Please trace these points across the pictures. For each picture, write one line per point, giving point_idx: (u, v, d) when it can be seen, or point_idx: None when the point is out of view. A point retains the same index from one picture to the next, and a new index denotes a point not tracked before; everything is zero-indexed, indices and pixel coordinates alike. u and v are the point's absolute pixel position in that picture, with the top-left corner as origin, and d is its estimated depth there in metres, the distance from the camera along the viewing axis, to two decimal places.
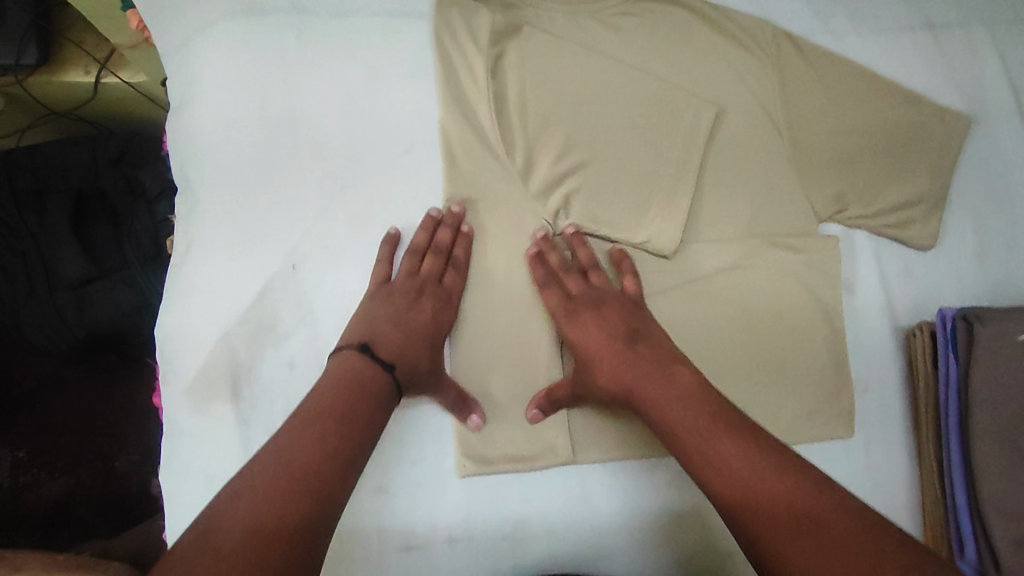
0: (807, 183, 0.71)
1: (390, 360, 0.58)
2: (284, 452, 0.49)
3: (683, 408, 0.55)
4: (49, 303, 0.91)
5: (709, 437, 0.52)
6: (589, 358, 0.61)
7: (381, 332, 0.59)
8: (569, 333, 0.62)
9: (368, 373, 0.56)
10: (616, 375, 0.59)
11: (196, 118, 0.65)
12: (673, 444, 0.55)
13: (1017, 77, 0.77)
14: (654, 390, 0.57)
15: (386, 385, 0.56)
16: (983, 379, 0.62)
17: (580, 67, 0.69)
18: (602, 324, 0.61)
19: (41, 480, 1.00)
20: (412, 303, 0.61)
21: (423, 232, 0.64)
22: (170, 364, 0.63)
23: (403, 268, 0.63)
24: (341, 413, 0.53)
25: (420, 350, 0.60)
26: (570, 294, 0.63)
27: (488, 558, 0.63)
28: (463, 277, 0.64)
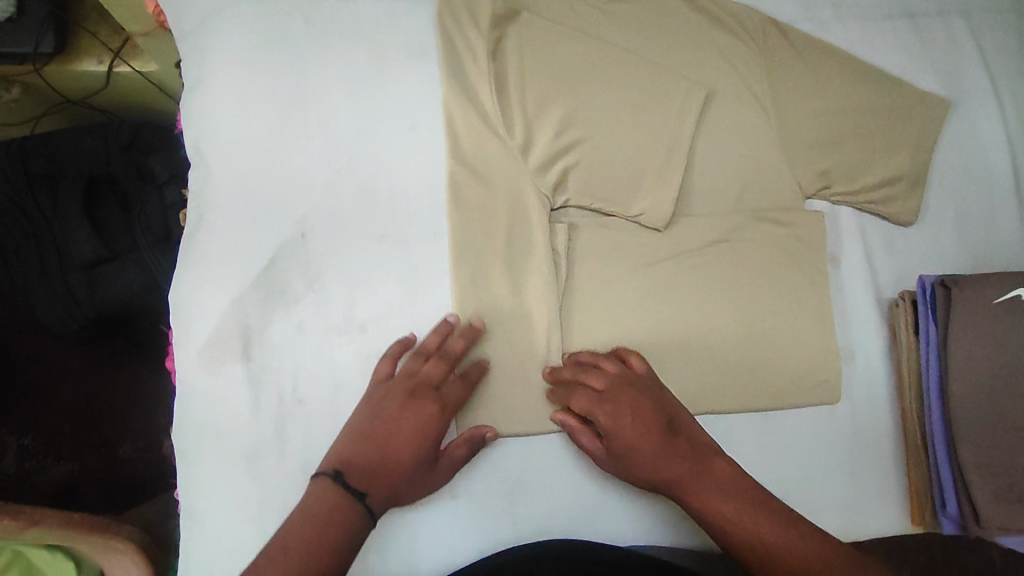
0: (793, 161, 0.75)
1: (365, 485, 0.59)
2: None
3: (731, 499, 0.59)
4: (61, 284, 0.94)
5: (756, 523, 0.58)
6: (626, 452, 0.62)
7: (361, 448, 0.61)
8: (609, 429, 0.62)
9: (340, 500, 0.57)
10: (656, 472, 0.61)
11: (210, 95, 0.69)
12: (714, 531, 0.59)
13: (993, 62, 0.81)
14: (697, 481, 0.61)
15: (356, 510, 0.57)
16: (961, 342, 0.65)
17: (576, 48, 0.72)
18: (631, 426, 0.62)
19: (47, 465, 1.02)
20: (400, 413, 0.62)
21: (434, 335, 0.65)
22: (183, 329, 0.65)
23: (403, 368, 0.64)
24: (322, 517, 0.56)
25: (398, 469, 0.61)
26: (601, 397, 0.63)
27: (488, 513, 0.66)
28: (463, 391, 0.64)
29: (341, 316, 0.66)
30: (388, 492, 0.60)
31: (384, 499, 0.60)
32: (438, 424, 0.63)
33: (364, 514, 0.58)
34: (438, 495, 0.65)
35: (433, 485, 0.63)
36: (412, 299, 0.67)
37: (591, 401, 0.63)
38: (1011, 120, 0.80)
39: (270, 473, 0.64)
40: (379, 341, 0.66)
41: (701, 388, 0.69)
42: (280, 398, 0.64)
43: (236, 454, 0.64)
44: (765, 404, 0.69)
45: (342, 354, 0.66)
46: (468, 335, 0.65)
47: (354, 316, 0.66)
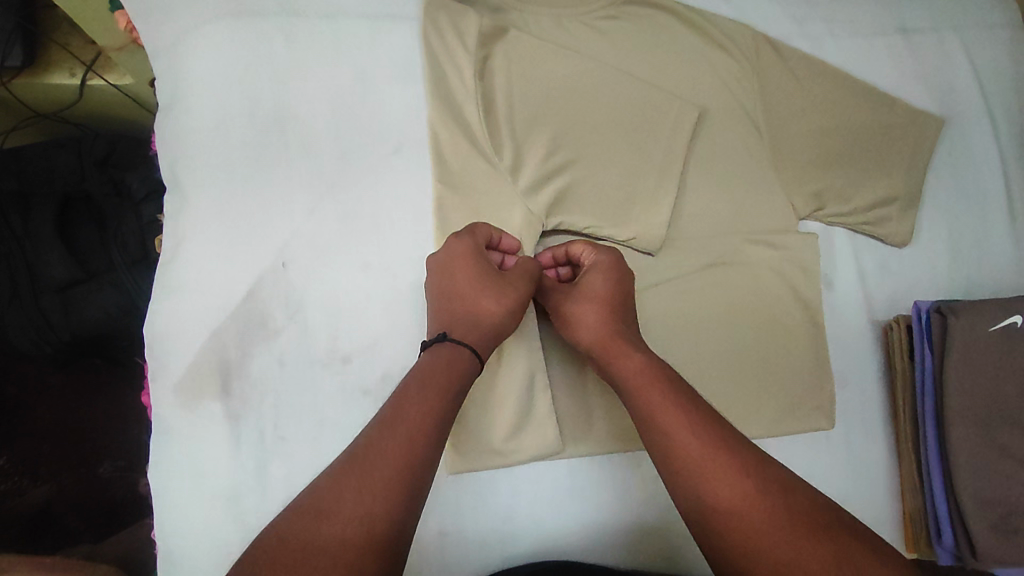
0: (786, 183, 0.73)
1: (447, 330, 0.58)
2: (369, 449, 0.47)
3: (649, 379, 0.54)
4: (34, 307, 0.90)
5: (672, 401, 0.52)
6: (586, 294, 0.61)
7: (433, 317, 0.60)
8: (593, 267, 0.62)
9: (430, 351, 0.56)
10: (601, 327, 0.59)
11: (185, 117, 0.65)
12: (627, 392, 0.55)
13: (985, 79, 0.80)
14: (623, 353, 0.57)
15: (444, 347, 0.56)
16: (957, 369, 0.64)
17: (564, 67, 0.70)
18: (611, 278, 0.61)
19: (22, 487, 0.98)
20: (446, 267, 0.60)
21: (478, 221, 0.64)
22: (157, 361, 0.62)
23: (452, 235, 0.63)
24: (412, 387, 0.52)
25: (471, 303, 0.59)
26: (597, 244, 0.64)
27: (478, 552, 0.64)
28: (489, 229, 0.63)
29: (323, 348, 0.64)
30: (474, 328, 0.58)
31: (474, 335, 0.58)
32: (479, 250, 0.61)
33: (459, 350, 0.56)
34: (426, 535, 0.63)
35: (516, 294, 0.60)
36: (399, 328, 0.65)
37: (588, 247, 0.64)
38: (1003, 137, 0.79)
39: (252, 514, 0.61)
40: (364, 373, 0.64)
41: None
42: (262, 435, 0.62)
43: (217, 494, 0.61)
44: (758, 433, 0.68)
45: (324, 387, 0.63)
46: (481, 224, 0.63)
47: (338, 348, 0.64)
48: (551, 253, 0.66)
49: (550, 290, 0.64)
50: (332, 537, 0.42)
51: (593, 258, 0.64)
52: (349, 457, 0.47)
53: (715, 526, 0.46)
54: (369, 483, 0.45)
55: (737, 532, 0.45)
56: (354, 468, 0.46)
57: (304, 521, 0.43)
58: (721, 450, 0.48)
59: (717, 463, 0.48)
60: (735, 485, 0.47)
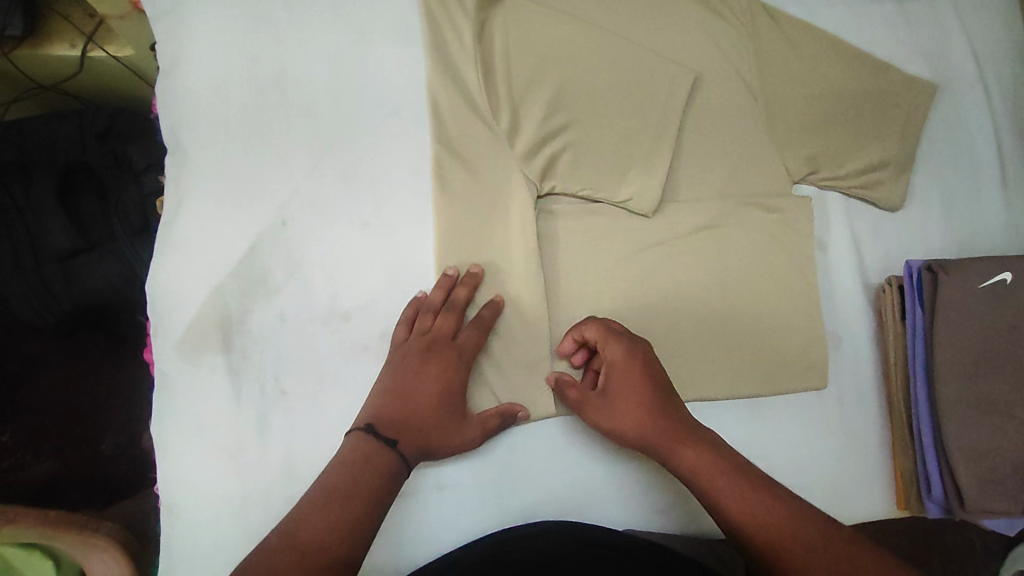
0: (780, 147, 0.74)
1: (395, 434, 0.58)
2: (301, 526, 0.50)
3: (711, 464, 0.56)
4: (36, 275, 0.91)
5: (737, 489, 0.54)
6: (623, 400, 0.61)
7: (385, 407, 0.60)
8: (614, 368, 0.62)
9: (374, 449, 0.56)
10: (647, 423, 0.59)
11: (187, 78, 0.66)
12: (695, 486, 0.56)
13: (978, 47, 0.81)
14: (680, 443, 0.58)
15: (392, 457, 0.56)
16: (947, 326, 0.64)
17: (562, 31, 0.71)
18: (634, 375, 0.61)
19: (26, 462, 1.00)
20: (423, 366, 0.61)
21: (476, 330, 0.64)
22: (160, 318, 0.63)
23: (444, 330, 0.63)
24: (347, 484, 0.53)
25: (430, 416, 0.60)
26: (611, 333, 0.63)
27: (475, 506, 0.65)
28: (480, 336, 0.64)
29: (323, 305, 0.65)
30: (420, 447, 0.59)
31: (418, 449, 0.59)
32: (460, 370, 0.63)
33: (401, 464, 0.57)
34: (425, 487, 0.64)
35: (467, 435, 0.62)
36: (399, 287, 0.66)
37: (603, 337, 0.63)
38: (997, 104, 0.80)
39: (254, 467, 0.62)
40: (363, 330, 0.65)
41: (687, 375, 0.68)
42: (263, 390, 0.63)
43: (220, 447, 0.62)
44: (750, 392, 0.69)
45: (324, 344, 0.64)
46: (474, 333, 0.64)
47: (337, 305, 0.65)
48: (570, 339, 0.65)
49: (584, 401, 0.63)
50: None
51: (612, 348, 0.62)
52: (281, 536, 0.49)
53: None
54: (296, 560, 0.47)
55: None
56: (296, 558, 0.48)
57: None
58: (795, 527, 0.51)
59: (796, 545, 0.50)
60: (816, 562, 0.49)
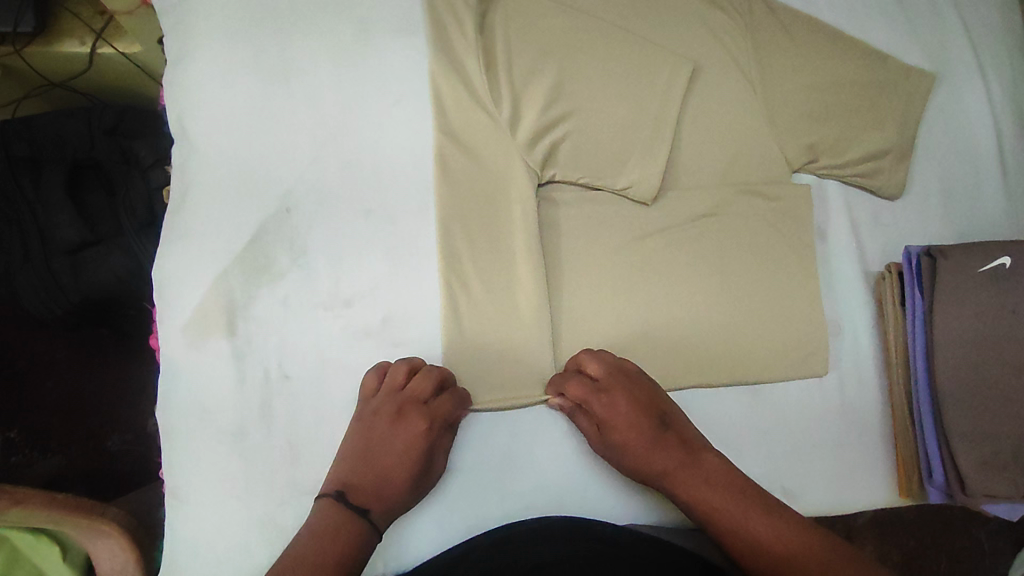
0: (779, 136, 0.75)
1: (366, 502, 0.60)
2: None
3: (715, 489, 0.61)
4: (44, 269, 0.93)
5: (739, 513, 0.59)
6: (620, 444, 0.64)
7: (359, 470, 0.62)
8: (603, 418, 0.64)
9: (344, 521, 0.58)
10: (648, 462, 0.63)
11: (194, 71, 0.68)
12: (699, 518, 0.61)
13: (977, 36, 0.81)
14: (684, 474, 0.63)
15: (359, 526, 0.58)
16: (946, 311, 0.65)
17: (562, 23, 0.72)
18: (627, 426, 0.64)
19: (33, 459, 1.01)
20: (393, 431, 0.62)
21: (449, 401, 0.63)
22: (165, 304, 0.64)
23: (415, 395, 0.62)
24: (326, 551, 0.56)
25: (398, 484, 0.61)
26: (601, 389, 0.64)
27: (477, 493, 0.65)
28: (453, 407, 0.63)
29: (326, 291, 0.65)
30: (388, 511, 0.61)
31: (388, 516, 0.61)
32: (429, 439, 0.62)
33: (368, 530, 0.59)
34: None
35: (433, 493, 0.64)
36: (401, 272, 0.66)
37: (593, 393, 0.64)
38: (995, 93, 0.80)
39: (257, 450, 0.63)
40: (366, 316, 0.66)
41: (688, 360, 0.69)
42: (266, 374, 0.64)
43: (224, 431, 0.63)
44: (750, 378, 0.69)
45: (327, 330, 0.65)
46: (447, 402, 0.63)
47: (340, 291, 0.65)
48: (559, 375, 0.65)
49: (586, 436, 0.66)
50: None
51: (602, 404, 0.64)
52: None
53: None
54: None
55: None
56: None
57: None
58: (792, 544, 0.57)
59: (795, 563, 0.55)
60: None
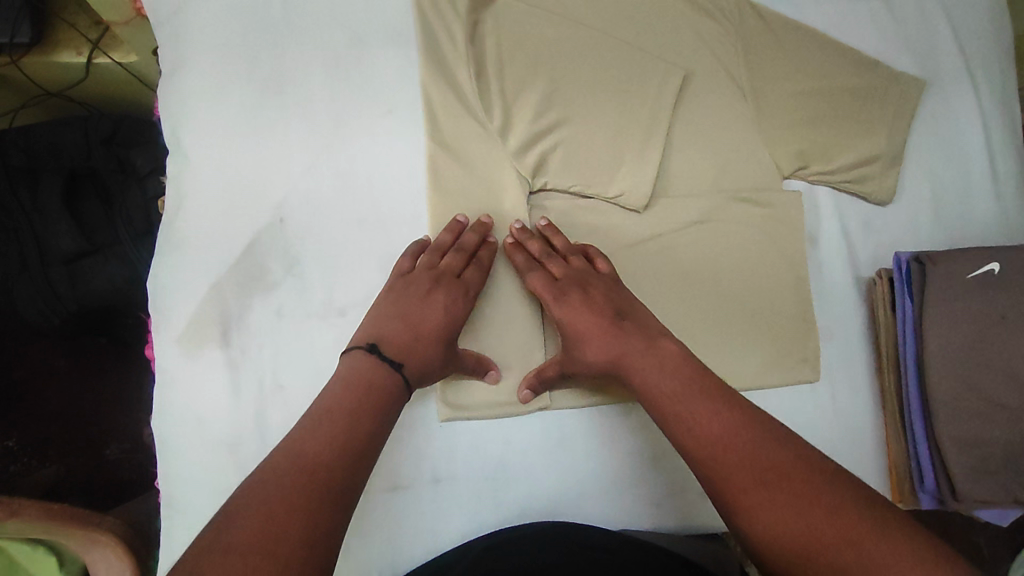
0: (769, 143, 0.75)
1: (400, 357, 0.58)
2: (298, 447, 0.49)
3: (670, 379, 0.58)
4: (42, 278, 0.93)
5: (691, 406, 0.56)
6: (574, 334, 0.63)
7: (390, 329, 0.59)
8: (557, 311, 0.64)
9: (378, 369, 0.56)
10: (603, 352, 0.61)
11: (187, 83, 0.68)
12: (654, 407, 0.58)
13: (966, 43, 0.82)
14: (641, 361, 0.60)
15: (396, 378, 0.56)
16: (936, 316, 0.65)
17: (553, 32, 0.72)
18: (587, 310, 0.63)
19: (31, 467, 1.01)
20: (428, 297, 0.62)
21: (479, 270, 0.65)
22: (160, 314, 0.65)
23: (447, 263, 0.64)
24: (350, 405, 0.53)
25: (432, 343, 0.60)
26: (556, 279, 0.65)
27: (471, 500, 0.65)
28: (483, 276, 0.65)
29: (320, 300, 0.66)
30: (422, 374, 0.59)
31: (420, 374, 0.59)
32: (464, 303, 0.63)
33: (403, 384, 0.57)
34: (421, 481, 0.65)
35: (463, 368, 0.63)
36: None
37: (547, 283, 0.65)
38: (985, 99, 0.81)
39: (252, 458, 0.63)
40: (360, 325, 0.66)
41: None
42: (261, 383, 0.64)
43: (219, 439, 0.63)
44: (742, 385, 0.70)
45: (321, 338, 0.65)
46: (478, 269, 0.65)
47: (334, 301, 0.66)
48: (523, 261, 0.66)
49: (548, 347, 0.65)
50: (231, 543, 0.41)
51: (554, 291, 0.64)
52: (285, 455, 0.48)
53: (785, 548, 0.47)
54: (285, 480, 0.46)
55: (740, 512, 0.50)
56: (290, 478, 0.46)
57: (252, 519, 0.43)
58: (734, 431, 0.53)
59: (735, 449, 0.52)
60: (742, 469, 0.51)
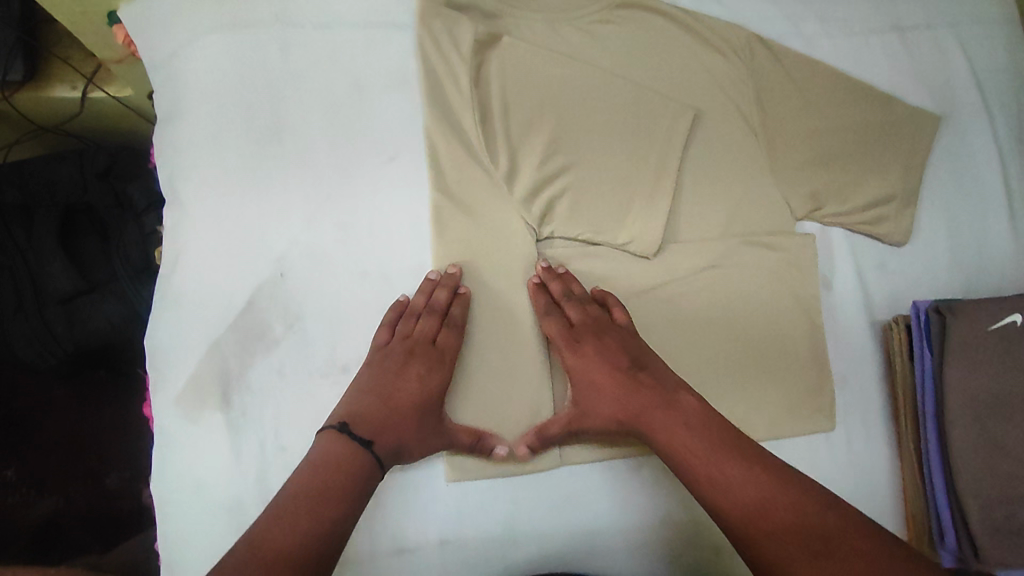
0: (782, 185, 0.73)
1: (370, 433, 0.58)
2: (267, 535, 0.50)
3: (694, 434, 0.57)
4: (38, 319, 0.91)
5: (720, 467, 0.55)
6: (591, 388, 0.63)
7: (365, 406, 0.60)
8: (570, 363, 0.64)
9: (350, 449, 0.57)
10: (626, 404, 0.61)
11: (183, 131, 0.66)
12: (675, 463, 0.57)
13: (983, 76, 0.80)
14: (660, 415, 0.59)
15: (365, 457, 0.57)
16: (957, 370, 0.63)
17: (559, 73, 0.70)
18: (602, 361, 0.63)
19: (30, 500, 0.99)
20: (403, 369, 0.62)
21: (454, 333, 0.64)
22: (158, 374, 0.63)
23: (420, 331, 0.63)
24: (317, 486, 0.54)
25: (407, 417, 0.60)
26: (572, 328, 0.65)
27: (479, 558, 0.64)
28: (457, 339, 0.64)
29: (323, 357, 0.64)
30: (397, 452, 0.59)
31: (392, 449, 0.59)
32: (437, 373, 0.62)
33: (374, 462, 0.57)
34: (427, 542, 0.63)
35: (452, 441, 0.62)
36: None
37: (563, 332, 0.65)
38: (1002, 133, 0.79)
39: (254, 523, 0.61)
40: None
41: None
42: (262, 445, 0.62)
43: (220, 504, 0.61)
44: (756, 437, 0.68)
45: (324, 396, 0.64)
46: (452, 333, 0.64)
47: (337, 357, 0.64)
48: (542, 303, 0.66)
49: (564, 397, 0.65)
50: None
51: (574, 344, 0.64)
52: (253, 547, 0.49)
53: None
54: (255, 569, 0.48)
55: None
56: (270, 565, 0.48)
57: None
58: (768, 498, 0.52)
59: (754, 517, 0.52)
60: (782, 537, 0.50)
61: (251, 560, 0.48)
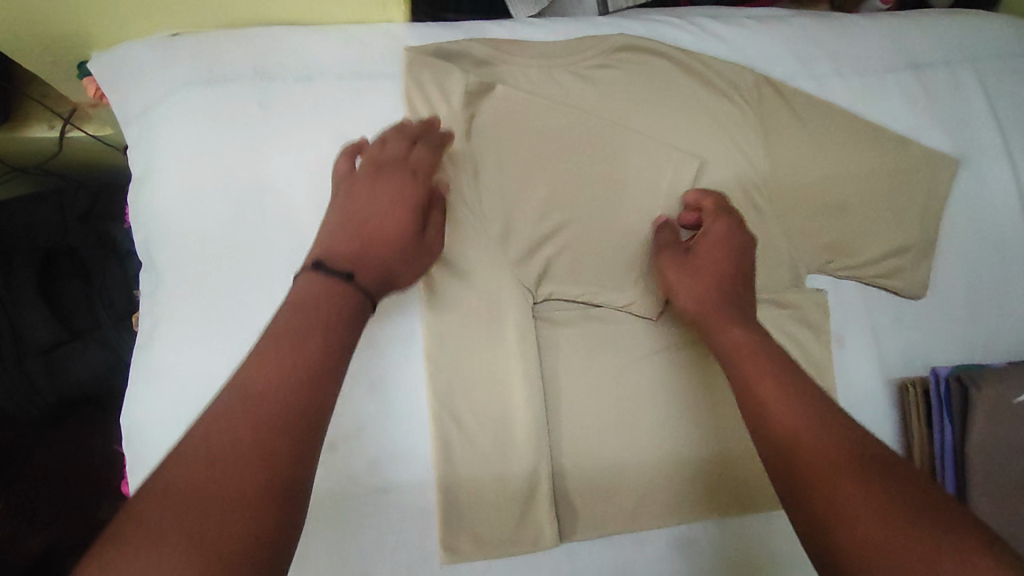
0: (793, 236, 0.69)
1: (349, 268, 0.52)
2: (244, 378, 0.42)
3: (761, 364, 0.52)
4: (15, 371, 0.85)
5: (783, 397, 0.48)
6: (703, 268, 0.62)
7: (343, 241, 0.55)
8: (711, 230, 0.64)
9: (330, 294, 0.49)
10: (710, 298, 0.60)
11: (158, 194, 0.63)
12: (731, 366, 0.54)
13: (1004, 116, 0.76)
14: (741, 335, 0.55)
15: (354, 293, 0.50)
16: (978, 443, 0.61)
17: (556, 123, 0.66)
18: (725, 250, 0.63)
19: (14, 535, 0.90)
20: (373, 196, 0.58)
21: (423, 141, 0.61)
22: (135, 454, 0.60)
23: (388, 150, 0.61)
24: (291, 339, 0.44)
25: (384, 256, 0.56)
26: (721, 214, 0.64)
27: None
28: (432, 156, 0.61)
29: None
30: (380, 281, 0.54)
31: (376, 278, 0.54)
32: (415, 198, 0.59)
33: (361, 295, 0.51)
34: None
35: (426, 257, 0.59)
36: (386, 410, 0.62)
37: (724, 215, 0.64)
38: None
39: None
40: (351, 461, 0.60)
41: (695, 492, 0.65)
42: None
43: None
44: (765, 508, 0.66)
45: None
46: (422, 150, 0.61)
47: None
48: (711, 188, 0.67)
49: (671, 254, 0.64)
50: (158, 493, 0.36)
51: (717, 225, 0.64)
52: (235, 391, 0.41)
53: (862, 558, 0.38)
54: (224, 422, 0.39)
55: (826, 508, 0.40)
56: (241, 412, 0.40)
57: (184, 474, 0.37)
58: (810, 429, 0.45)
59: (814, 452, 0.43)
60: (829, 464, 0.42)
61: (229, 410, 0.40)
